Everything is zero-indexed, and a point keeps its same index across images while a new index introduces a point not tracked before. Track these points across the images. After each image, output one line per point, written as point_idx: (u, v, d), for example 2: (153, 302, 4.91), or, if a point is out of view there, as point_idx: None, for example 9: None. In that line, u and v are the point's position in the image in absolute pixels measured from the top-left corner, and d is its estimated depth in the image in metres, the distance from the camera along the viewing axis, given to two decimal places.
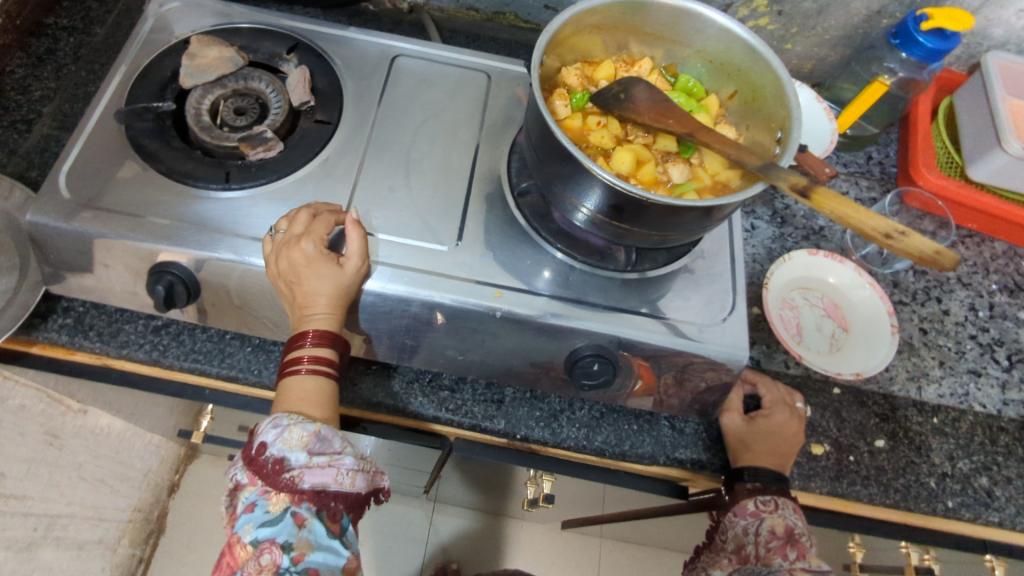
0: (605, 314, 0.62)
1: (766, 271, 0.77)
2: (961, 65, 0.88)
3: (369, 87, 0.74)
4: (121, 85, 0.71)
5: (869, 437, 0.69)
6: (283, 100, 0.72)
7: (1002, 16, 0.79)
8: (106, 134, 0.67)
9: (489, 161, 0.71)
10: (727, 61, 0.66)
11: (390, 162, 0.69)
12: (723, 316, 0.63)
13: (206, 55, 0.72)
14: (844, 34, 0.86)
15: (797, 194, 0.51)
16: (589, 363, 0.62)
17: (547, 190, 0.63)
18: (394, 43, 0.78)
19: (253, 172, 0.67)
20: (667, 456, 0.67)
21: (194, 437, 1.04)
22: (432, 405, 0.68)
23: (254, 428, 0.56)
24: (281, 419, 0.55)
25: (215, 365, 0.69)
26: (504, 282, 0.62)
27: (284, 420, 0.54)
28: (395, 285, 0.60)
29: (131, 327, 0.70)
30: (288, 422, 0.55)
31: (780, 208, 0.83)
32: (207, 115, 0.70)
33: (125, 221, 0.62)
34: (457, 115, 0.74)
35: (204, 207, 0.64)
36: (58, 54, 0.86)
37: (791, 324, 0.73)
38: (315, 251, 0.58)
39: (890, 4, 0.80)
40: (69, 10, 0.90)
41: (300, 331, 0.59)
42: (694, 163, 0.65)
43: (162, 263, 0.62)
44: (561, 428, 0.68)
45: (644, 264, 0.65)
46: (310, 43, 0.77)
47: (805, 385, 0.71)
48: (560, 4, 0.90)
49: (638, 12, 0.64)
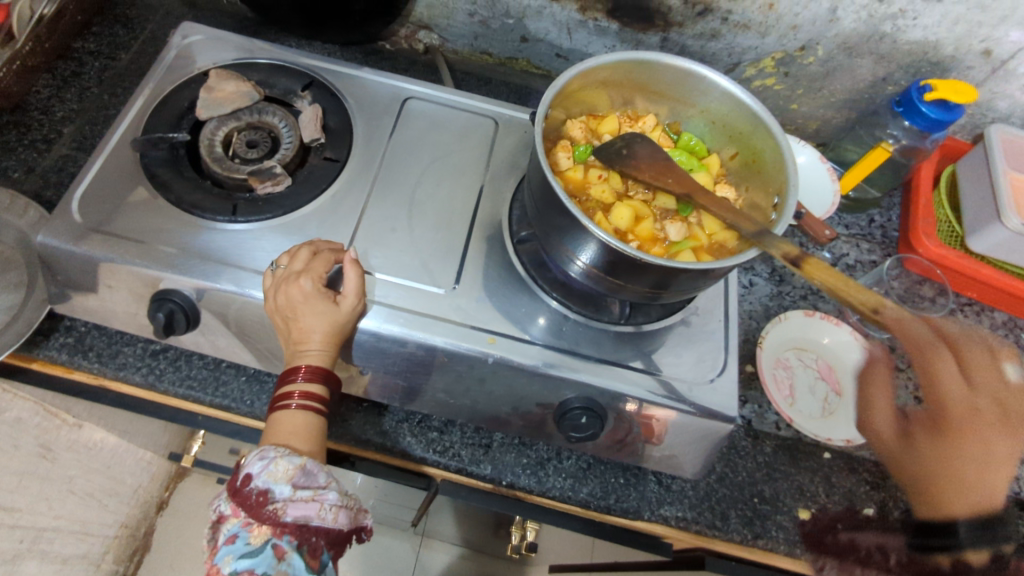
0: (597, 366, 0.62)
1: (761, 329, 0.77)
2: (965, 134, 0.89)
3: (379, 127, 0.76)
4: (139, 113, 0.73)
5: (858, 506, 0.69)
6: (294, 135, 0.74)
7: (1006, 90, 0.81)
8: (121, 160, 0.69)
9: (490, 206, 0.72)
10: (729, 122, 0.67)
11: (394, 202, 0.70)
12: (713, 376, 0.63)
13: (223, 88, 0.75)
14: (849, 98, 0.88)
15: (789, 264, 0.52)
16: (577, 416, 0.61)
17: (545, 240, 0.64)
18: (407, 85, 0.80)
19: (260, 206, 0.68)
20: (652, 512, 0.67)
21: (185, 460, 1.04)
22: (421, 446, 0.68)
23: (242, 459, 0.56)
24: (268, 451, 0.55)
25: (208, 393, 0.69)
26: (498, 328, 0.63)
27: (271, 453, 0.54)
28: (390, 325, 0.61)
29: (130, 350, 0.70)
30: (275, 454, 0.55)
31: (779, 266, 0.84)
32: (220, 147, 0.72)
33: (131, 247, 0.64)
34: (463, 158, 0.75)
35: (210, 237, 0.66)
36: (84, 77, 0.89)
37: (784, 385, 0.73)
38: (312, 288, 0.58)
39: (895, 72, 0.82)
40: (98, 35, 0.93)
41: (292, 366, 0.59)
42: (691, 222, 0.66)
43: (164, 290, 0.63)
44: (547, 477, 0.68)
45: (638, 317, 0.66)
46: (325, 81, 0.79)
47: (795, 448, 0.72)
48: (571, 54, 0.92)
49: (643, 71, 0.65)
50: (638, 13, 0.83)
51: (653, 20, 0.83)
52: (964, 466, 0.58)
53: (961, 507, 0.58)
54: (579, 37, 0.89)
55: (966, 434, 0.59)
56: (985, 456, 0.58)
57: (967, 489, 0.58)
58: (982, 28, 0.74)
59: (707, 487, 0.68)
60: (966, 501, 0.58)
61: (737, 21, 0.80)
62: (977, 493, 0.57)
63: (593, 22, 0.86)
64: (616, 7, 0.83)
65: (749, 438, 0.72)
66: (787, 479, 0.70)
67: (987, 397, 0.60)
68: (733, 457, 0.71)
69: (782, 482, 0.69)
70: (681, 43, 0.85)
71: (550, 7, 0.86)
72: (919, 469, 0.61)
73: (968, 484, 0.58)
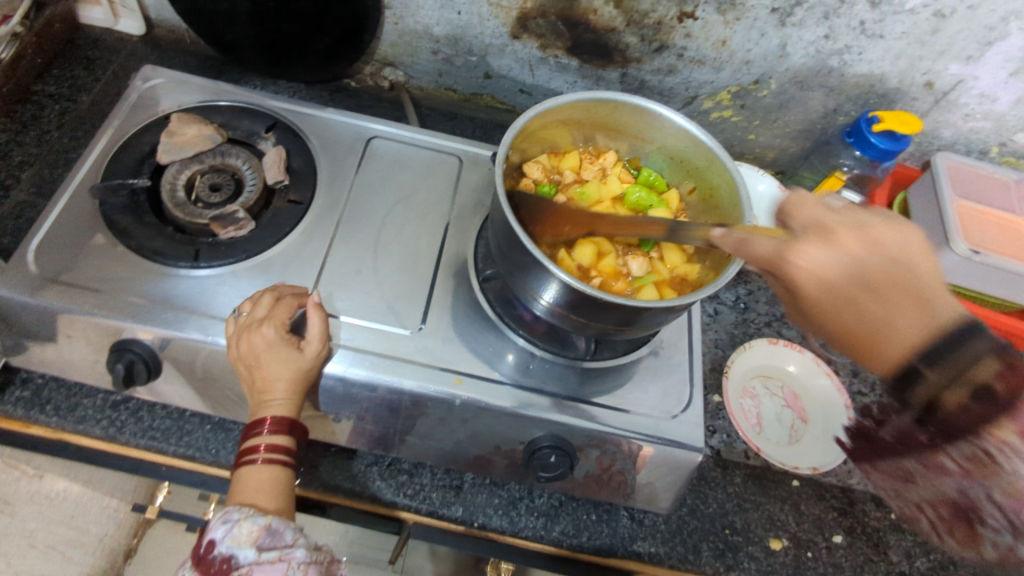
0: (565, 405, 0.62)
1: (727, 358, 0.79)
2: (915, 161, 0.92)
3: (344, 168, 0.77)
4: (99, 159, 0.72)
5: (827, 533, 0.70)
6: (257, 177, 0.73)
7: (949, 119, 0.85)
8: (79, 208, 0.68)
9: (456, 246, 0.73)
10: (685, 158, 0.69)
11: (360, 244, 0.71)
12: (678, 411, 0.64)
13: (185, 132, 0.74)
14: (804, 128, 0.91)
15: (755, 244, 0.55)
16: (546, 456, 0.61)
17: (510, 278, 0.64)
18: (371, 124, 0.81)
19: (222, 251, 0.67)
20: (625, 549, 0.67)
21: (152, 508, 1.00)
22: (391, 489, 0.67)
23: (207, 524, 0.55)
24: (231, 514, 0.54)
25: (172, 444, 0.68)
26: (465, 368, 0.64)
27: (233, 516, 0.53)
28: (356, 369, 0.61)
29: (90, 402, 0.69)
30: (238, 517, 0.53)
31: (743, 294, 0.86)
32: (182, 191, 0.71)
33: (91, 297, 0.63)
34: (428, 198, 0.76)
35: (173, 285, 0.65)
36: (43, 121, 0.88)
37: (752, 414, 0.74)
38: (275, 336, 0.58)
39: (845, 103, 0.85)
40: (58, 78, 0.93)
41: (257, 418, 0.58)
42: (652, 256, 0.67)
43: (124, 340, 0.62)
44: (519, 517, 0.67)
45: (603, 352, 0.66)
46: (288, 122, 0.79)
47: (765, 476, 0.73)
48: (534, 89, 0.94)
49: (601, 110, 0.67)
50: (597, 50, 0.85)
51: (612, 57, 0.85)
52: (885, 297, 0.44)
53: (908, 322, 0.44)
54: (541, 73, 0.91)
55: (863, 299, 0.45)
56: (902, 247, 0.46)
57: (891, 314, 0.44)
58: (924, 61, 0.77)
59: (679, 520, 0.69)
60: (910, 316, 0.44)
61: (692, 57, 0.83)
62: (912, 329, 0.43)
63: (553, 59, 0.88)
64: (576, 45, 0.85)
65: (719, 468, 0.72)
66: (757, 508, 0.70)
67: (896, 248, 0.46)
68: (704, 488, 0.71)
69: (752, 511, 0.70)
70: (640, 78, 0.87)
71: (512, 45, 0.87)
72: (870, 324, 0.45)
73: (924, 285, 0.45)
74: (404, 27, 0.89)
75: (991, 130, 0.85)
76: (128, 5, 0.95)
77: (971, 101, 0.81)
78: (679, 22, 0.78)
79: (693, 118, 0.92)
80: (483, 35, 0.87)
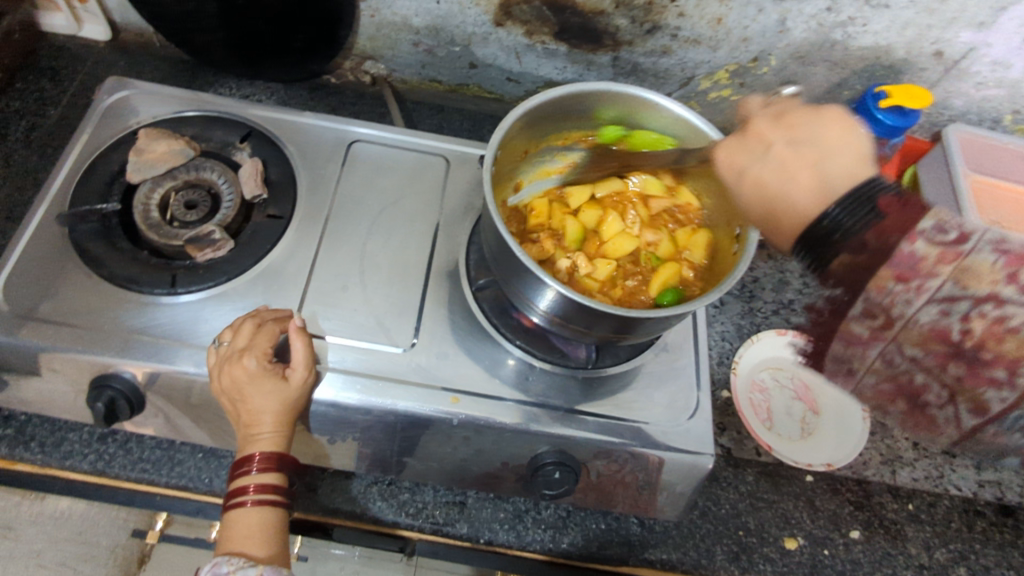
0: (566, 419, 0.60)
1: (735, 351, 0.77)
2: (924, 133, 0.89)
3: (324, 176, 0.73)
4: (66, 182, 0.69)
5: (843, 528, 0.70)
6: (234, 192, 0.69)
7: (961, 89, 0.81)
8: (48, 238, 0.65)
9: (446, 253, 0.70)
10: (686, 149, 0.64)
11: (345, 256, 0.68)
12: (685, 418, 0.62)
13: (153, 149, 0.70)
14: (807, 105, 0.87)
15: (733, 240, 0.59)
16: (550, 472, 0.59)
17: (505, 286, 0.60)
18: (351, 127, 0.77)
19: (201, 274, 0.64)
20: (636, 556, 0.66)
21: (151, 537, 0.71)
22: (392, 510, 0.67)
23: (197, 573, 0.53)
24: (220, 567, 0.52)
25: (164, 475, 0.67)
26: (462, 386, 0.61)
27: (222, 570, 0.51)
28: (348, 393, 0.59)
29: (76, 436, 0.68)
30: (227, 570, 0.51)
31: (748, 282, 0.84)
32: (156, 211, 0.67)
33: (67, 333, 0.60)
34: (414, 203, 0.73)
35: (154, 316, 0.62)
36: (9, 139, 0.84)
37: (761, 408, 0.73)
38: (258, 367, 0.56)
39: (850, 77, 0.81)
40: (22, 92, 0.88)
41: (245, 454, 0.56)
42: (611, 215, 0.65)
43: (103, 376, 0.59)
44: (526, 531, 0.67)
45: (604, 360, 0.64)
46: (264, 131, 0.75)
47: (777, 473, 0.72)
48: (522, 77, 0.90)
49: (595, 101, 0.62)
50: (587, 34, 0.80)
51: (602, 40, 0.80)
52: (791, 177, 0.53)
53: (801, 194, 0.51)
54: (529, 60, 0.86)
55: (787, 168, 0.53)
56: (822, 138, 0.54)
57: (802, 177, 0.53)
58: (932, 31, 0.73)
59: (690, 525, 0.68)
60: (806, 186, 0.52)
61: (688, 37, 0.78)
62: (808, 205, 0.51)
63: (540, 45, 0.83)
64: (563, 30, 0.80)
65: (730, 467, 0.72)
66: (771, 506, 0.70)
67: (820, 139, 0.54)
68: (715, 489, 0.70)
69: (766, 510, 0.70)
70: (633, 61, 0.83)
71: (496, 33, 0.83)
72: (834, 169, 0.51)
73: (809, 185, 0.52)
74: (381, 19, 0.84)
75: (1004, 98, 0.81)
76: (88, 8, 0.90)
77: (983, 69, 0.77)
78: (672, 1, 0.73)
79: (690, 99, 0.88)
80: (465, 24, 0.82)
